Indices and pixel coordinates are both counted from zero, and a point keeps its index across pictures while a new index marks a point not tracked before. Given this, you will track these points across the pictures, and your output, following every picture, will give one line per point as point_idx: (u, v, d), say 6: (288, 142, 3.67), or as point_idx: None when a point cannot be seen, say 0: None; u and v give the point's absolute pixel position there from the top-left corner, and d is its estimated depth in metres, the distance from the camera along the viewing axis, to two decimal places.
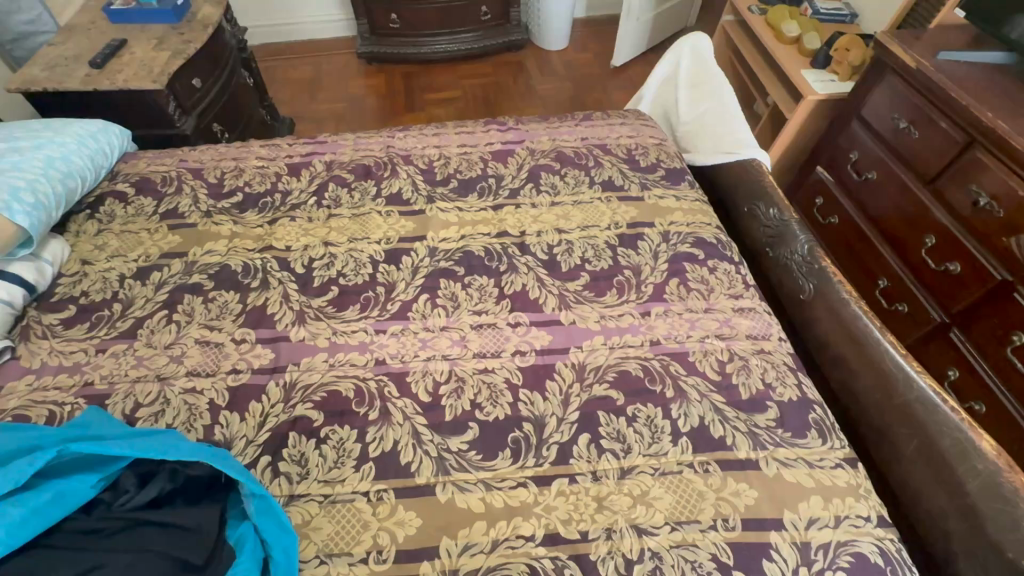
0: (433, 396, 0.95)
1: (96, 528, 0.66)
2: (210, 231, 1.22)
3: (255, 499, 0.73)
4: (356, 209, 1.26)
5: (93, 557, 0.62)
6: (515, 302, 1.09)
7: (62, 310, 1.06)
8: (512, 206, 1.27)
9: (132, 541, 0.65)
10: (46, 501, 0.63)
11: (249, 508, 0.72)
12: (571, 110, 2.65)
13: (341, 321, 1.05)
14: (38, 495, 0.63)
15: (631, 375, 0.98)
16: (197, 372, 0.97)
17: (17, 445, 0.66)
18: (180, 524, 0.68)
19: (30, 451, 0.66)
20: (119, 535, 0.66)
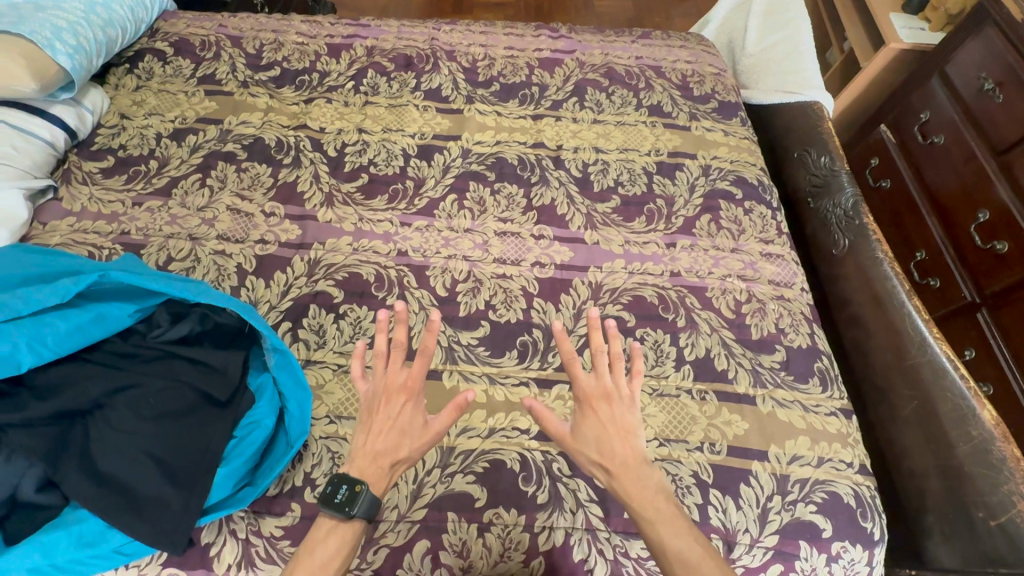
0: (450, 292, 0.98)
1: (132, 353, 0.71)
2: (246, 102, 1.20)
3: (276, 354, 0.77)
4: (394, 99, 1.23)
5: (128, 378, 0.68)
6: (541, 215, 1.08)
7: (101, 159, 1.08)
8: (552, 118, 1.22)
9: (163, 369, 0.71)
10: (88, 322, 0.67)
11: (270, 361, 0.76)
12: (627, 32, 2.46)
13: (368, 209, 1.06)
14: (83, 314, 0.67)
15: (645, 301, 0.99)
16: (227, 237, 1.00)
17: (63, 267, 0.69)
18: (209, 362, 0.73)
19: (72, 272, 0.69)
20: (149, 364, 0.71)
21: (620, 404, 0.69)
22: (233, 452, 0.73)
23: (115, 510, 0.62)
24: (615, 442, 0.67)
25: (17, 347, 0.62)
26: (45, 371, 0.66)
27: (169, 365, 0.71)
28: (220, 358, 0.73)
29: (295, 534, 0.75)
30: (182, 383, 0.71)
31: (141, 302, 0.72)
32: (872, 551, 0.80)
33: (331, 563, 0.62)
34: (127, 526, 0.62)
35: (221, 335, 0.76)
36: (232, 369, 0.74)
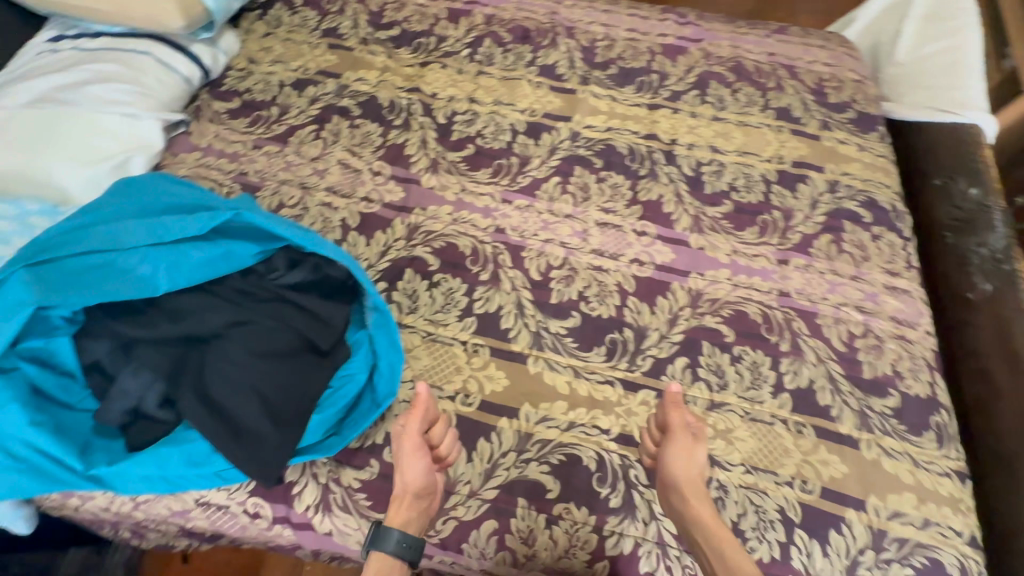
0: (543, 277, 0.96)
1: (249, 292, 0.73)
2: (364, 60, 1.22)
3: (376, 313, 0.78)
4: (508, 72, 1.20)
5: (244, 313, 0.71)
6: (646, 211, 1.03)
7: (228, 100, 1.13)
8: (669, 109, 1.16)
9: (274, 310, 0.73)
10: (214, 256, 0.70)
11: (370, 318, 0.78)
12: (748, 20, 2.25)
13: (471, 180, 1.05)
14: (213, 248, 0.70)
15: (748, 318, 0.92)
16: (335, 190, 1.03)
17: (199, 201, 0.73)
18: (316, 309, 0.74)
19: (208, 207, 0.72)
20: (264, 303, 0.73)
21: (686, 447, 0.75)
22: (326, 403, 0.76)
23: (222, 437, 0.66)
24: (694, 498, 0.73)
25: (154, 270, 0.67)
26: (175, 294, 0.71)
27: (281, 306, 0.73)
28: (325, 309, 0.75)
29: (371, 489, 0.78)
30: (290, 326, 0.73)
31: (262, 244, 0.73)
32: None
33: None
34: (229, 453, 0.66)
35: (330, 286, 0.77)
36: (335, 323, 0.75)
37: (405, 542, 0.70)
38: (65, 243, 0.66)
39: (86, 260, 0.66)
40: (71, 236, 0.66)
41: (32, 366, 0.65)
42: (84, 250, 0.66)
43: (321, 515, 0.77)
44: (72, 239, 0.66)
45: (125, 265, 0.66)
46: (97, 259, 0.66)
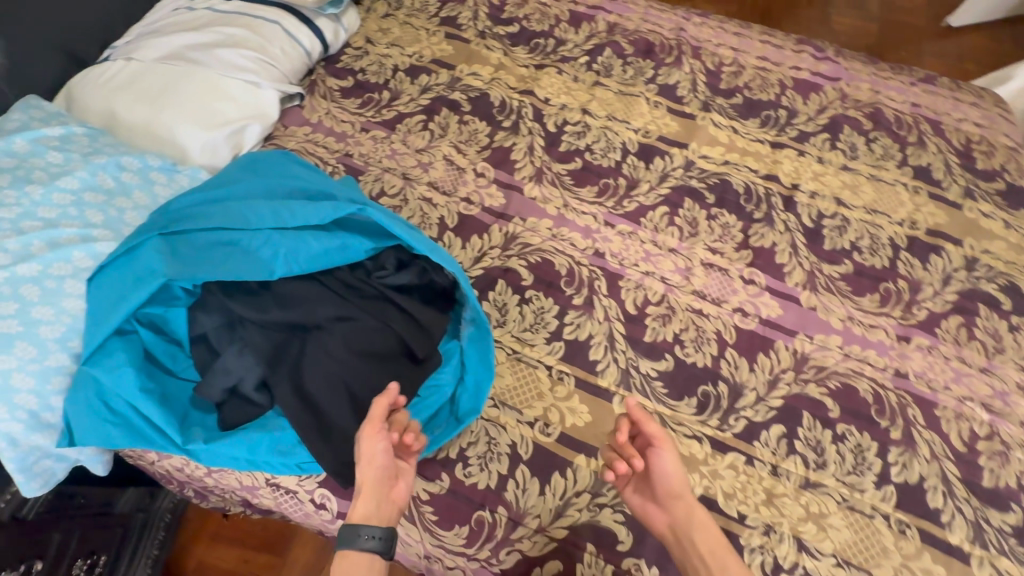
0: (639, 311, 0.91)
1: (356, 286, 0.72)
2: (480, 54, 1.19)
3: (474, 326, 0.76)
4: (626, 86, 1.14)
5: (349, 309, 0.70)
6: (757, 257, 0.96)
7: (343, 78, 1.13)
8: (795, 150, 1.07)
9: (377, 309, 0.72)
10: (332, 248, 0.69)
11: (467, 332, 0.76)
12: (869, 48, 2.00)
13: (575, 197, 1.01)
14: (331, 239, 0.69)
15: (857, 394, 0.85)
16: (436, 186, 1.01)
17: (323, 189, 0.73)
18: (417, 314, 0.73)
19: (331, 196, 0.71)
20: (369, 301, 0.72)
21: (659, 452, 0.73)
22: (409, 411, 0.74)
23: (311, 433, 0.65)
24: (671, 503, 0.71)
25: (274, 255, 0.67)
26: (285, 279, 0.71)
27: (383, 306, 0.72)
28: (426, 316, 0.74)
29: (439, 505, 0.76)
30: (390, 328, 0.71)
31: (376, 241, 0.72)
32: None
33: None
34: (314, 450, 0.65)
35: (435, 292, 0.76)
36: (433, 331, 0.74)
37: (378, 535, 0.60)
38: (194, 216, 0.67)
39: (213, 236, 0.67)
40: (202, 211, 0.67)
41: (149, 332, 0.68)
42: (212, 225, 0.66)
43: None
44: (202, 214, 0.66)
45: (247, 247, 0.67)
46: (223, 236, 0.67)
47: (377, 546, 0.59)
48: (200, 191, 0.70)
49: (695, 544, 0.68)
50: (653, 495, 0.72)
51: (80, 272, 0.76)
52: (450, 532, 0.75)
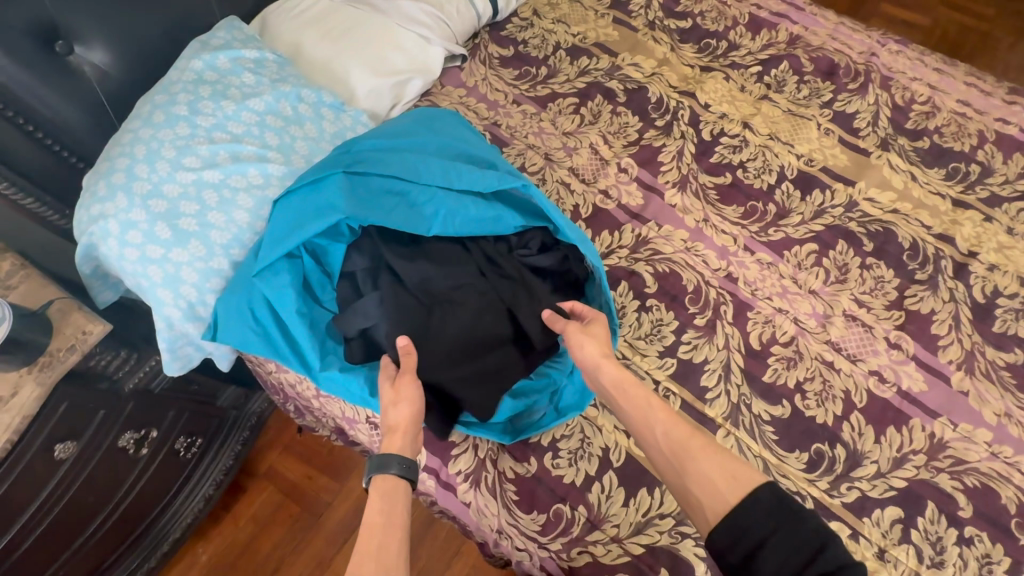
0: (763, 348, 0.86)
1: (498, 259, 0.76)
2: (645, 45, 1.14)
3: None
4: (797, 106, 1.06)
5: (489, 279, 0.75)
6: (909, 322, 0.87)
7: (504, 47, 1.13)
8: (980, 213, 0.95)
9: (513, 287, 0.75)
10: (486, 217, 0.73)
11: None
12: None
13: (717, 213, 0.96)
14: (489, 209, 0.73)
15: (998, 500, 0.75)
16: (577, 173, 0.99)
17: (488, 161, 0.77)
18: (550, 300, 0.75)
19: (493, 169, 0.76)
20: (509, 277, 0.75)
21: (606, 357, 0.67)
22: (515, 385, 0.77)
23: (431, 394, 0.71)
24: (625, 402, 0.64)
25: (436, 212, 0.73)
26: (435, 238, 0.76)
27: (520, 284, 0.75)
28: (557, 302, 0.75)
29: (522, 487, 0.77)
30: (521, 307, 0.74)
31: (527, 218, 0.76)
32: None
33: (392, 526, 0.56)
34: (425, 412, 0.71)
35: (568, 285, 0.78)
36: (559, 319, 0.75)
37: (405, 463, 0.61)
38: (375, 162, 0.73)
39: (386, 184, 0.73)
40: (381, 158, 0.74)
41: (309, 259, 0.75)
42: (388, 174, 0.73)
43: (467, 486, 0.78)
44: (383, 161, 0.73)
45: (415, 200, 0.73)
46: (395, 186, 0.73)
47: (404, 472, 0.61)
48: (380, 140, 0.77)
49: (653, 432, 0.61)
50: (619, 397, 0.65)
51: (252, 187, 0.81)
52: (527, 516, 0.76)
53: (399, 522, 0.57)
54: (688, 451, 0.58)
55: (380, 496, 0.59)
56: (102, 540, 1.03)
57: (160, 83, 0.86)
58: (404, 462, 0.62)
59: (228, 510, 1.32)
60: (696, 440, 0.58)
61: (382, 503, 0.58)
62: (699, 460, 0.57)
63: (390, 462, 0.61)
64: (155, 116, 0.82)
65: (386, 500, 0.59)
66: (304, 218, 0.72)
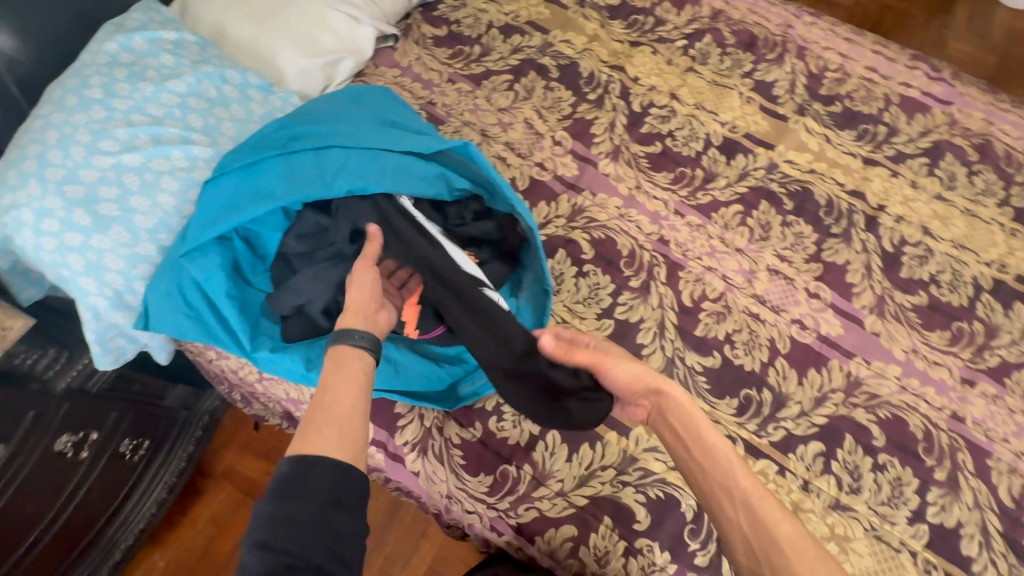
0: (694, 305, 0.90)
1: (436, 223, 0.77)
2: (576, 22, 1.17)
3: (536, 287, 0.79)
4: (720, 77, 1.11)
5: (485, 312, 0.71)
6: (826, 273, 0.93)
7: (437, 26, 1.14)
8: (887, 170, 1.02)
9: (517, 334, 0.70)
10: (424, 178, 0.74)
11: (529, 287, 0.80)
12: (986, 71, 1.83)
13: (649, 180, 1.00)
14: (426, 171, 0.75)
15: (907, 429, 0.82)
16: (513, 147, 1.01)
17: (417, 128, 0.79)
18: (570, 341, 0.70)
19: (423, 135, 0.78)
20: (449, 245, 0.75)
21: (675, 401, 0.65)
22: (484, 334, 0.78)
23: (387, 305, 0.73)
24: (701, 462, 0.61)
25: (377, 172, 0.72)
26: None
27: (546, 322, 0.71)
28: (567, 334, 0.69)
29: (469, 451, 0.79)
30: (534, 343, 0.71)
31: (458, 182, 0.77)
32: None
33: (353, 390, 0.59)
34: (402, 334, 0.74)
35: (556, 340, 0.68)
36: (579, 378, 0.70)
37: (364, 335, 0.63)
38: (308, 138, 0.73)
39: (319, 158, 0.72)
40: (312, 131, 0.74)
41: (241, 243, 0.73)
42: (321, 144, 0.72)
43: (415, 455, 0.80)
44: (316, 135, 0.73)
45: (354, 167, 0.72)
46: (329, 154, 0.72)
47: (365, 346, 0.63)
48: (311, 118, 0.76)
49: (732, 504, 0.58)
50: (690, 450, 0.62)
51: (177, 170, 0.80)
52: (474, 479, 0.78)
53: (359, 387, 0.60)
54: (774, 535, 0.55)
55: (341, 364, 0.61)
56: (46, 551, 0.98)
57: (73, 67, 0.83)
58: (364, 338, 0.63)
59: (186, 513, 1.29)
60: (785, 529, 0.56)
61: (343, 370, 0.61)
62: (792, 555, 0.54)
63: (351, 333, 0.63)
64: (67, 101, 0.79)
65: (345, 367, 0.61)
66: (239, 201, 0.71)
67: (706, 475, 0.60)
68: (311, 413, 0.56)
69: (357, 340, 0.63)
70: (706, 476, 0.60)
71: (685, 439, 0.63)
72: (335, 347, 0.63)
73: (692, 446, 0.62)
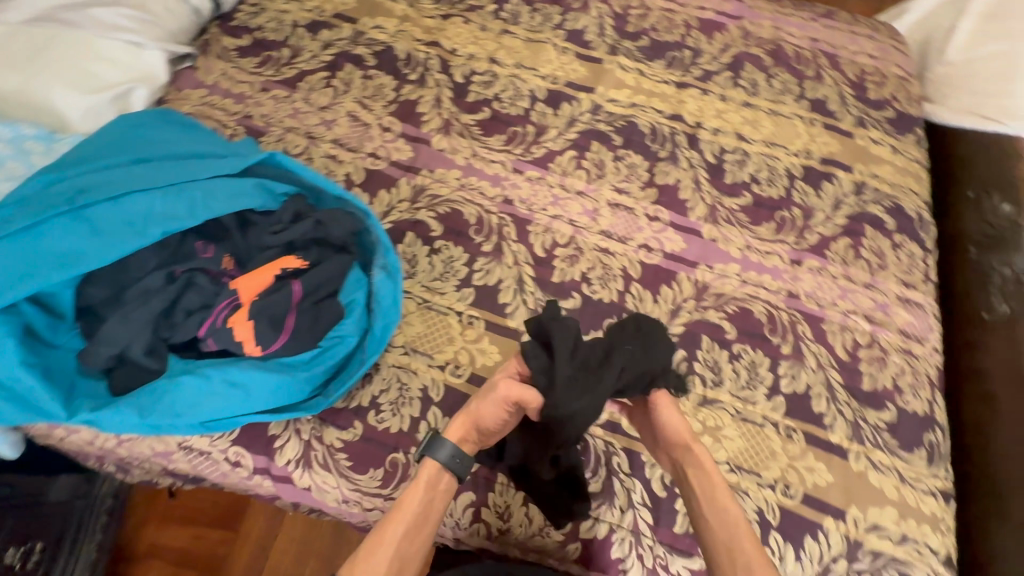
0: (547, 254, 0.93)
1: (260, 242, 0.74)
2: (384, 6, 1.15)
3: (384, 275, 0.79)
4: (533, 33, 1.13)
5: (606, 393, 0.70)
6: (661, 195, 0.99)
7: (238, 36, 1.08)
8: (698, 89, 1.10)
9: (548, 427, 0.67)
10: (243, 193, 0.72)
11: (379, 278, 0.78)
12: None
13: (483, 146, 1.01)
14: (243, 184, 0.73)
15: (752, 317, 0.90)
16: (341, 143, 0.99)
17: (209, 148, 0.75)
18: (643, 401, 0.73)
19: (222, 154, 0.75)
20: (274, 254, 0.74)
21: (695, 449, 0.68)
22: (377, 327, 0.78)
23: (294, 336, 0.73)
24: (691, 493, 0.67)
25: (190, 204, 0.69)
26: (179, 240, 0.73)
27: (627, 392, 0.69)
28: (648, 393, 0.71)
29: (353, 451, 0.78)
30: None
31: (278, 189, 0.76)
32: None
33: (429, 518, 0.64)
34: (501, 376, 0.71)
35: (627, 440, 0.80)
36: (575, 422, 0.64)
37: (458, 458, 0.65)
38: (101, 186, 0.67)
39: (120, 206, 0.67)
40: (96, 181, 0.68)
41: (31, 307, 0.67)
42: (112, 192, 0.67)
43: (300, 471, 0.78)
44: (101, 182, 0.67)
45: (161, 207, 0.68)
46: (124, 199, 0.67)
47: (457, 465, 0.65)
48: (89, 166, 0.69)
49: (712, 530, 0.63)
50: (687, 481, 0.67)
51: None
52: (365, 476, 0.77)
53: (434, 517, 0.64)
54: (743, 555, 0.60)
55: (429, 474, 0.65)
56: None
57: None
58: (454, 454, 0.66)
59: None
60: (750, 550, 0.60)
61: (424, 487, 0.65)
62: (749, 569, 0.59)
63: (445, 449, 0.65)
64: None
65: (433, 482, 0.65)
66: (21, 269, 0.64)
67: (696, 506, 0.66)
68: (384, 527, 0.61)
69: (446, 461, 0.65)
70: (697, 503, 0.66)
71: (686, 465, 0.68)
72: (428, 456, 0.66)
73: (691, 481, 0.67)
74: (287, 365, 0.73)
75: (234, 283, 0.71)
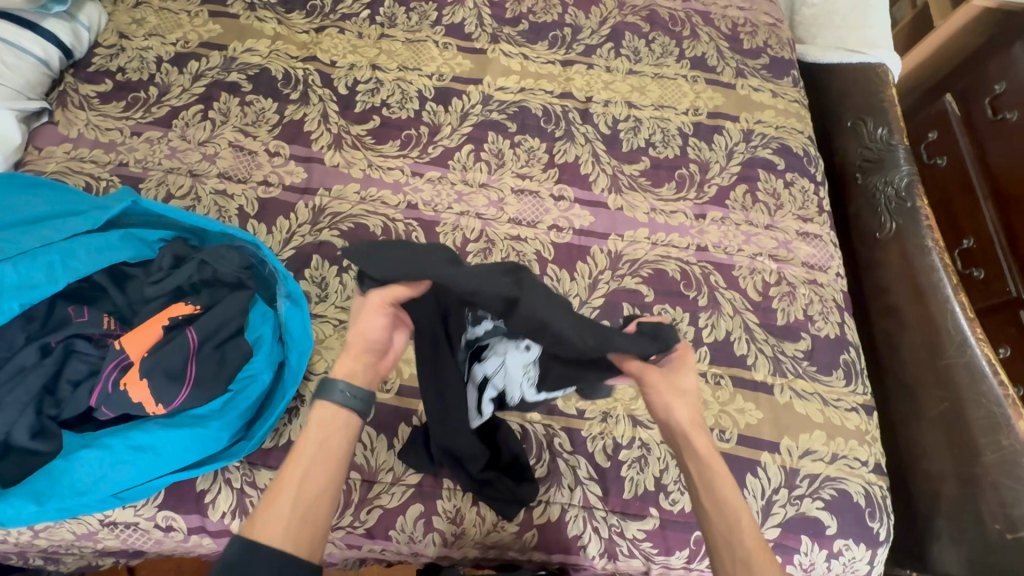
0: (460, 252, 0.92)
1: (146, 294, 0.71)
2: (253, 28, 1.10)
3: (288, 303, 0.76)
4: (411, 34, 1.12)
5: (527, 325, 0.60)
6: (563, 173, 1.00)
7: (99, 82, 1.02)
8: (583, 65, 1.11)
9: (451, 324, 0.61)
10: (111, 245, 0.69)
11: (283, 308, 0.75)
12: None
13: (377, 155, 0.99)
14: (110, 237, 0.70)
15: (667, 276, 0.92)
16: (228, 176, 0.95)
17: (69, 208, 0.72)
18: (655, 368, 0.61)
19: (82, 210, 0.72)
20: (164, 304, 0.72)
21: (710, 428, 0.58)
22: (291, 357, 0.76)
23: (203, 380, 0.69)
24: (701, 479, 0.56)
25: (53, 267, 0.66)
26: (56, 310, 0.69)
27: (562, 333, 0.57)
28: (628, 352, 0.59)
29: None
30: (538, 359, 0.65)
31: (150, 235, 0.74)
32: (876, 551, 0.79)
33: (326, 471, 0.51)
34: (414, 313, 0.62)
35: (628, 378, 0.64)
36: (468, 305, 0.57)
37: (352, 393, 0.54)
38: None
39: None
40: None
41: None
42: None
43: (238, 521, 0.74)
44: None
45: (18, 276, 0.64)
46: None
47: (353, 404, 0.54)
48: None
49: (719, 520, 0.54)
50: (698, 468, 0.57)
51: None
52: None
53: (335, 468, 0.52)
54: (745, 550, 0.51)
55: (323, 417, 0.54)
56: None
57: None
58: (352, 391, 0.55)
59: None
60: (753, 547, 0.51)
61: (319, 435, 0.53)
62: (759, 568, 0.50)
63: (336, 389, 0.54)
64: None
65: (326, 423, 0.54)
66: None
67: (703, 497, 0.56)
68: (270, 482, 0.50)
69: (339, 399, 0.54)
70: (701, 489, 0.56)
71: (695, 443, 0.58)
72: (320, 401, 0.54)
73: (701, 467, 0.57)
74: (198, 415, 0.69)
75: (120, 343, 0.67)
